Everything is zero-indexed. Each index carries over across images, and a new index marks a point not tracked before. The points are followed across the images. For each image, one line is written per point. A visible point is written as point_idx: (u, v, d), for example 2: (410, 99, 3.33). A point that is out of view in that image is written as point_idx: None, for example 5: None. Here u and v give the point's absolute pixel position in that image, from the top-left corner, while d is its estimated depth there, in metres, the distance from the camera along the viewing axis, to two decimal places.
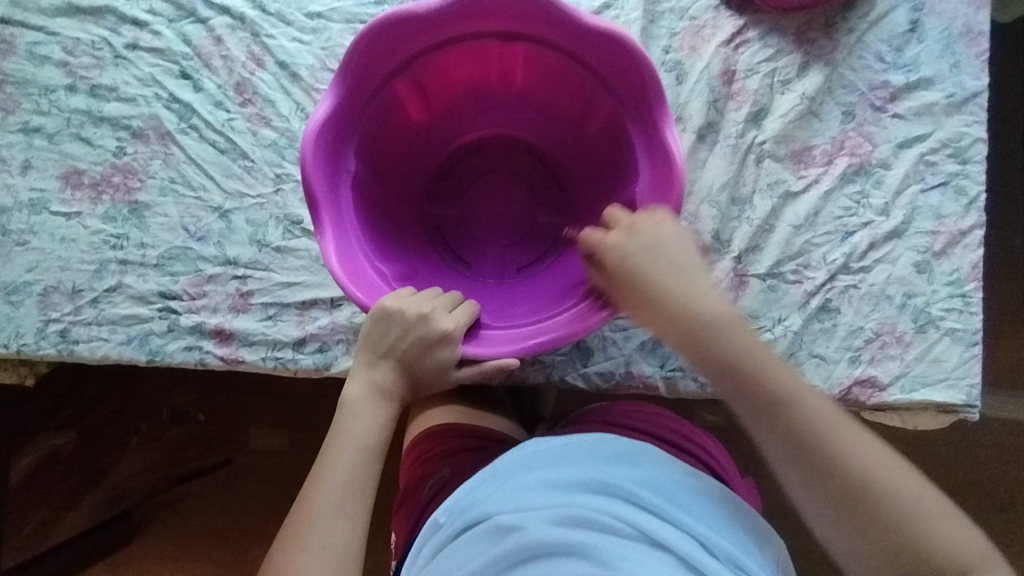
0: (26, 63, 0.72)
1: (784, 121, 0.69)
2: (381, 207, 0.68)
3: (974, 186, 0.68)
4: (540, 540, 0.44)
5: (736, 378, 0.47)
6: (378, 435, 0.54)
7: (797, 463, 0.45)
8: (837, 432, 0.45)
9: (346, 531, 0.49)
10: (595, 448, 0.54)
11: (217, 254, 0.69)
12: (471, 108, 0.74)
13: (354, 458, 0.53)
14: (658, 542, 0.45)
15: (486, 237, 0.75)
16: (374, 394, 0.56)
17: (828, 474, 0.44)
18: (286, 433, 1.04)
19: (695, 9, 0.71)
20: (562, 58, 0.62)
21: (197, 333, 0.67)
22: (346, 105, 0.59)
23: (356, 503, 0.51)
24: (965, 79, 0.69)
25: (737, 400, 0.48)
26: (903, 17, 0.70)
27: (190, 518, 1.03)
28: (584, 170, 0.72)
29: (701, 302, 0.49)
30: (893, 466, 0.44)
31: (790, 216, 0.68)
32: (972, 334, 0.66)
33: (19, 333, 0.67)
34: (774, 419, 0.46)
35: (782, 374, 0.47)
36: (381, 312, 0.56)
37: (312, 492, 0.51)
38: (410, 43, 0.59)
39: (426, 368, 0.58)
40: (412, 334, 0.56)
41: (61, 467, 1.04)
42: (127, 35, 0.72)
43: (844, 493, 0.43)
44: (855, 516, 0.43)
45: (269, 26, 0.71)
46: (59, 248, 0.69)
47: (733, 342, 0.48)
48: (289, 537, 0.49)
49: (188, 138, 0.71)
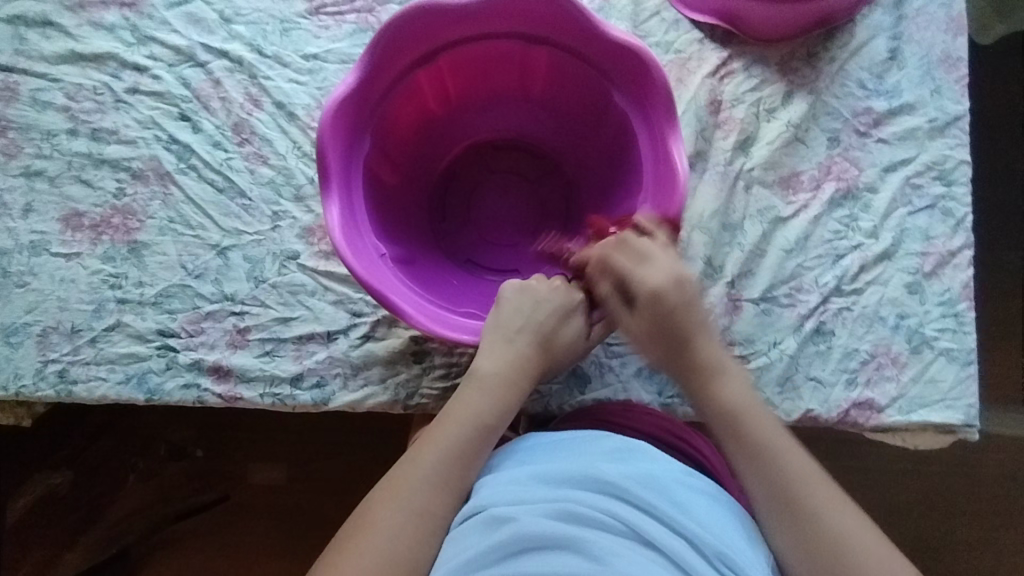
0: (29, 109, 0.73)
1: (770, 148, 0.71)
2: (399, 223, 0.70)
3: (961, 207, 0.69)
4: (533, 532, 0.48)
5: (730, 423, 0.56)
6: (495, 414, 0.57)
7: (768, 488, 0.53)
8: (805, 478, 0.53)
9: (441, 501, 0.53)
10: (596, 443, 0.56)
11: (215, 291, 0.69)
12: (448, 123, 0.76)
13: (466, 431, 0.56)
14: (649, 540, 0.49)
15: (511, 236, 0.76)
16: (507, 371, 0.59)
17: (801, 517, 0.52)
18: (285, 467, 1.03)
19: (680, 43, 0.73)
20: (522, 46, 0.65)
21: (195, 370, 0.67)
22: (344, 139, 0.60)
23: (452, 477, 0.54)
24: (947, 103, 0.70)
25: (732, 452, 0.55)
26: (883, 46, 0.72)
27: (187, 557, 1.03)
28: (573, 142, 0.75)
29: (702, 350, 0.58)
30: (859, 523, 0.51)
31: (781, 241, 0.69)
32: (967, 353, 0.66)
33: (18, 375, 0.67)
34: (754, 460, 0.54)
35: (772, 427, 0.55)
36: (517, 287, 0.61)
37: (418, 452, 0.55)
38: (402, 54, 0.62)
39: (563, 340, 0.61)
40: (550, 307, 0.60)
41: (52, 509, 1.00)
42: (127, 80, 0.74)
43: (812, 542, 0.51)
44: (823, 561, 0.50)
45: (266, 68, 0.73)
46: (59, 289, 0.70)
47: (738, 399, 0.56)
48: (390, 487, 0.54)
49: (187, 178, 0.72)
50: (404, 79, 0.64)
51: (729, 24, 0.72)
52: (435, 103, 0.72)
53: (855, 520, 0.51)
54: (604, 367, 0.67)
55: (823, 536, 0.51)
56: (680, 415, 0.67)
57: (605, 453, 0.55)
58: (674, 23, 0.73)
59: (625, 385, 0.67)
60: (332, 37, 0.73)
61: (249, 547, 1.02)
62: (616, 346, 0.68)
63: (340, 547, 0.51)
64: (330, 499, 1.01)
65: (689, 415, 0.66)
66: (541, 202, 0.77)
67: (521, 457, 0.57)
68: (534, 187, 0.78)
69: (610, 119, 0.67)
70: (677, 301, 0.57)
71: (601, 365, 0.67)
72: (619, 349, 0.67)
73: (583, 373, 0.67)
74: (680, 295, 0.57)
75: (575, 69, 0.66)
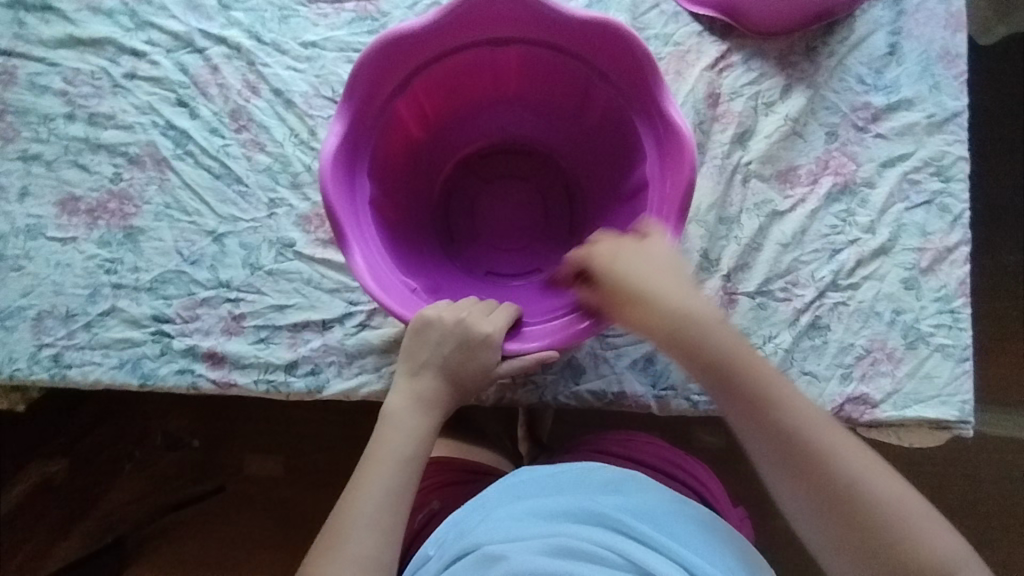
0: (26, 93, 0.73)
1: (768, 142, 0.71)
2: (409, 230, 0.70)
3: (958, 204, 0.69)
4: (527, 569, 0.47)
5: (725, 381, 0.51)
6: (416, 448, 0.55)
7: (779, 455, 0.49)
8: (813, 426, 0.49)
9: (381, 544, 0.51)
10: (590, 479, 0.57)
11: (210, 277, 0.69)
12: (440, 136, 0.74)
13: (388, 475, 0.53)
14: (646, 571, 0.48)
15: (520, 237, 0.77)
16: (418, 405, 0.57)
17: (817, 471, 0.48)
18: (281, 458, 1.03)
19: (679, 35, 0.73)
20: (526, 52, 0.64)
21: (189, 356, 0.67)
22: (349, 151, 0.59)
23: (390, 517, 0.52)
24: (945, 99, 0.70)
25: (733, 411, 0.51)
26: (882, 41, 0.72)
27: (182, 547, 1.02)
28: (567, 134, 0.75)
29: (691, 305, 0.52)
30: (872, 465, 0.48)
31: (777, 234, 0.69)
32: (962, 350, 0.66)
33: (12, 358, 0.67)
34: (758, 420, 0.50)
35: (765, 370, 0.51)
36: (417, 321, 0.57)
37: (350, 501, 0.52)
38: (405, 63, 0.61)
39: (470, 371, 0.58)
40: (452, 340, 0.57)
41: (51, 495, 1.03)
42: (125, 65, 0.74)
43: (829, 495, 0.48)
44: (840, 514, 0.47)
45: (264, 55, 0.73)
46: (54, 273, 0.70)
47: (727, 347, 0.51)
48: (326, 543, 0.51)
49: (183, 164, 0.72)
50: (409, 86, 0.63)
51: (729, 17, 0.72)
52: (428, 117, 0.70)
53: (868, 465, 0.48)
54: (599, 359, 0.67)
55: (832, 485, 0.48)
56: (673, 407, 0.66)
57: (598, 489, 0.56)
58: (673, 15, 0.73)
59: (619, 377, 0.67)
60: (331, 25, 0.73)
61: (245, 539, 1.01)
62: (611, 338, 0.68)
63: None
64: (324, 491, 1.01)
65: (682, 407, 0.66)
66: (543, 197, 0.78)
67: (511, 492, 0.57)
68: (532, 183, 0.78)
69: (611, 122, 0.67)
70: (645, 273, 0.53)
71: (596, 357, 0.67)
72: (614, 340, 0.67)
73: (577, 364, 0.67)
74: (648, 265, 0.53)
75: (569, 70, 0.65)
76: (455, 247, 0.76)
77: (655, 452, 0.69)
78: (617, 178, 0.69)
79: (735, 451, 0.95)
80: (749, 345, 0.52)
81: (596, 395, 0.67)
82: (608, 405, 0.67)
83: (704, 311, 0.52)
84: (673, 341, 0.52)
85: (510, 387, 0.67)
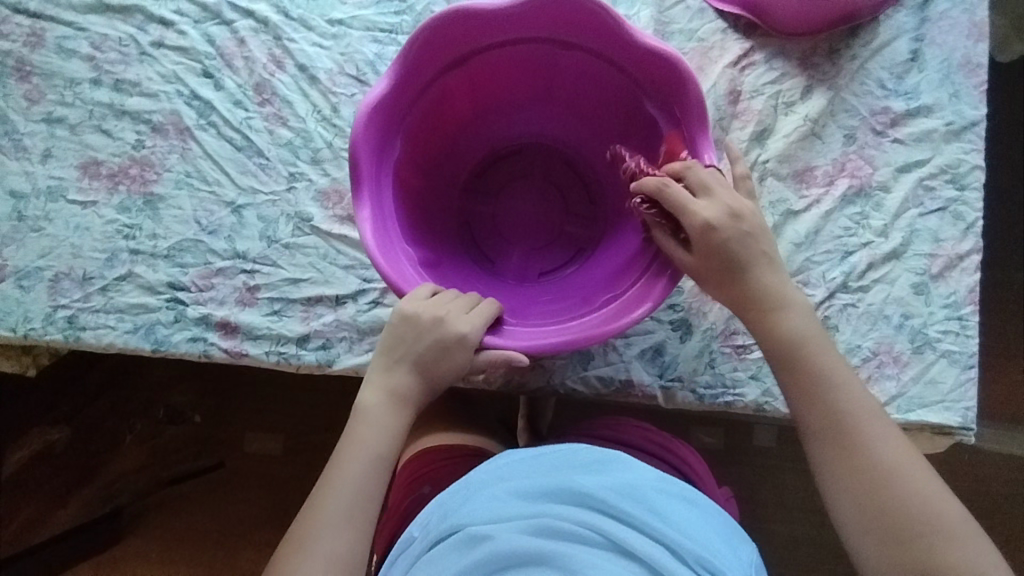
0: (53, 56, 0.74)
1: (786, 141, 0.71)
2: (433, 236, 0.69)
3: (972, 212, 0.69)
4: (510, 548, 0.48)
5: (788, 347, 0.55)
6: (394, 433, 0.57)
7: (821, 428, 0.54)
8: (861, 415, 0.53)
9: (352, 537, 0.53)
10: (574, 458, 0.57)
11: (227, 248, 0.70)
12: (447, 148, 0.74)
13: (360, 467, 0.55)
14: (627, 550, 0.49)
15: (554, 228, 0.76)
16: (391, 399, 0.58)
17: (849, 443, 0.53)
18: (282, 438, 1.04)
19: (703, 31, 0.73)
20: (527, 49, 0.64)
21: (203, 325, 0.68)
22: (373, 165, 0.58)
23: (367, 496, 0.55)
24: (964, 108, 0.71)
25: (784, 369, 0.56)
26: (905, 47, 0.72)
27: (180, 521, 1.03)
28: (558, 123, 0.75)
29: (761, 273, 0.56)
30: (902, 453, 0.52)
31: (791, 234, 0.70)
32: (969, 357, 0.67)
33: (27, 318, 0.68)
34: (811, 398, 0.54)
35: (832, 362, 0.55)
36: (399, 316, 0.57)
37: (331, 479, 0.55)
38: (417, 71, 0.61)
39: (445, 368, 0.57)
40: (428, 338, 0.56)
41: (54, 462, 1.05)
42: (153, 33, 0.74)
43: (862, 478, 0.52)
44: (867, 496, 0.51)
45: (291, 30, 0.74)
46: (73, 236, 0.70)
47: (793, 324, 0.55)
48: (308, 513, 0.54)
49: (206, 134, 0.72)
50: (420, 92, 0.63)
51: (753, 15, 0.73)
52: (432, 140, 0.70)
53: (892, 443, 0.53)
54: (608, 346, 0.68)
55: (865, 467, 0.52)
56: (679, 400, 0.67)
57: (583, 467, 0.56)
58: (698, 11, 0.74)
59: (627, 365, 0.67)
60: (358, 4, 0.73)
61: (241, 515, 1.02)
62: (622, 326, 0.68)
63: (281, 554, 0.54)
64: (324, 473, 1.02)
65: (688, 400, 0.67)
66: (555, 185, 0.78)
67: (497, 473, 0.57)
68: (540, 175, 0.78)
69: (617, 109, 0.67)
70: (735, 234, 0.54)
71: (606, 344, 0.68)
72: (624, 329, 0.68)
73: (586, 350, 0.68)
74: (736, 229, 0.54)
75: (571, 63, 0.66)
76: (496, 258, 0.75)
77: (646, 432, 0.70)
78: None
79: (733, 450, 0.96)
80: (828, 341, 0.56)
81: (603, 382, 0.67)
82: (614, 392, 0.67)
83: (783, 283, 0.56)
84: (745, 305, 0.56)
85: (517, 370, 0.68)
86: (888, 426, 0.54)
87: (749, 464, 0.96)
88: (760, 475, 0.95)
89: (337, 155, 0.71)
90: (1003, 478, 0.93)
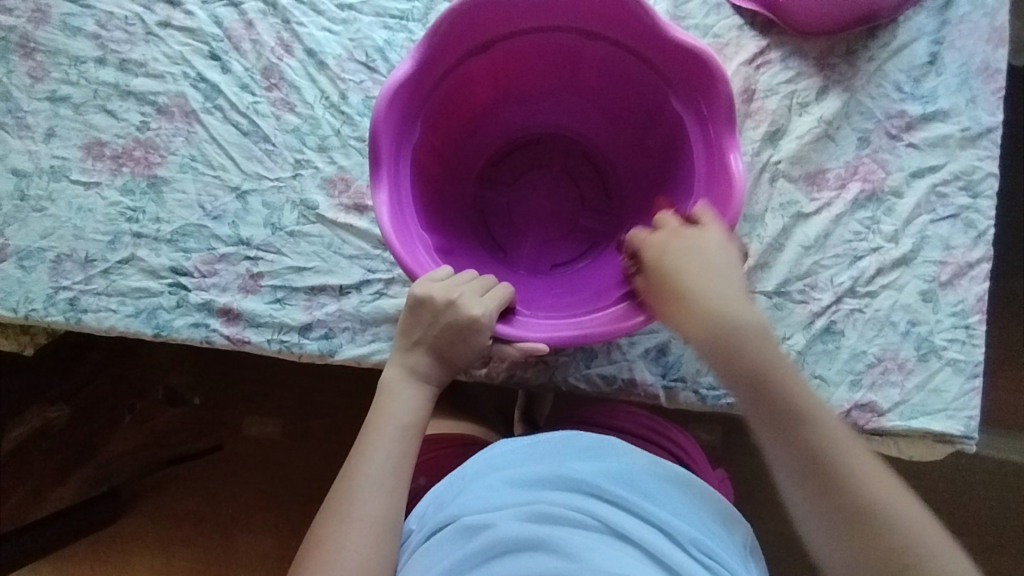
0: (58, 34, 0.73)
1: (800, 142, 0.70)
2: (449, 227, 0.68)
3: (984, 220, 0.69)
4: (508, 536, 0.47)
5: (754, 387, 0.49)
6: (415, 413, 0.55)
7: (801, 472, 0.47)
8: (840, 447, 0.47)
9: (386, 505, 0.51)
10: (566, 444, 0.57)
11: (231, 234, 0.69)
12: (466, 138, 0.72)
13: (388, 440, 0.54)
14: (622, 534, 0.49)
15: (568, 221, 0.76)
16: (409, 378, 0.57)
17: (833, 490, 0.46)
18: (281, 423, 1.04)
19: (719, 27, 0.72)
20: (552, 36, 0.63)
21: (205, 311, 0.67)
22: (392, 151, 0.57)
23: (395, 477, 0.53)
24: (981, 114, 0.70)
25: (754, 409, 0.49)
26: (923, 49, 0.71)
27: (177, 501, 1.03)
28: (579, 115, 0.74)
29: (732, 309, 0.50)
30: (887, 487, 0.46)
31: (800, 237, 0.69)
32: (973, 366, 0.66)
33: (29, 299, 0.67)
34: (785, 433, 0.48)
35: (800, 390, 0.49)
36: (411, 301, 0.56)
37: (355, 465, 0.53)
38: (442, 56, 0.59)
39: (461, 354, 0.56)
40: (445, 320, 0.55)
41: (53, 440, 1.05)
42: (160, 13, 0.73)
43: (846, 514, 0.46)
44: (861, 544, 0.45)
45: (300, 14, 0.72)
46: (75, 217, 0.70)
47: (759, 360, 0.49)
48: (334, 506, 0.51)
49: (212, 118, 0.71)
50: (444, 79, 0.62)
51: (770, 12, 0.71)
52: (452, 126, 0.68)
53: (875, 478, 0.47)
54: (613, 345, 0.67)
55: (852, 510, 0.46)
56: (681, 400, 0.67)
57: (577, 453, 0.56)
58: (715, 6, 0.72)
59: (631, 364, 0.67)
60: None
61: (237, 498, 1.02)
62: None
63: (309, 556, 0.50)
64: (322, 459, 1.02)
65: (690, 401, 0.67)
66: (572, 178, 0.76)
67: (490, 461, 0.57)
68: (557, 167, 0.77)
69: (640, 101, 0.66)
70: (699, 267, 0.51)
71: (611, 343, 0.67)
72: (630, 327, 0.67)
73: (590, 348, 0.68)
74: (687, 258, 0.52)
75: (596, 52, 0.64)
76: (509, 249, 0.74)
77: (641, 419, 0.70)
78: (650, 152, 0.69)
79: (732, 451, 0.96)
80: (781, 356, 0.50)
81: (606, 380, 0.67)
82: (617, 390, 0.67)
83: (743, 318, 0.50)
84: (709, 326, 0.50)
85: (521, 365, 0.68)
86: (867, 453, 0.48)
87: (746, 464, 0.96)
88: (757, 475, 0.95)
89: (344, 143, 0.71)
90: (1001, 486, 0.93)
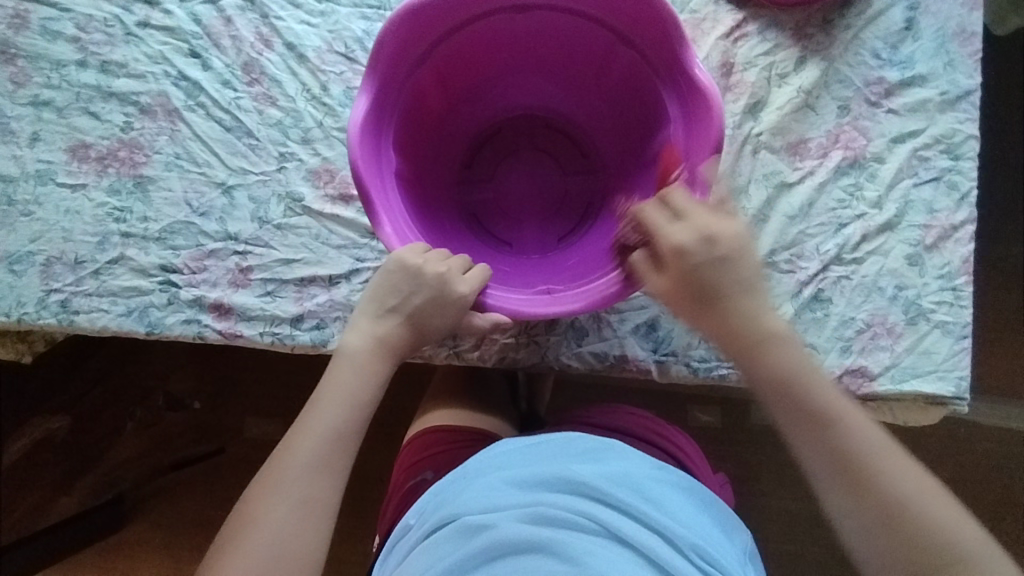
0: (39, 38, 0.73)
1: (780, 113, 0.71)
2: (443, 222, 0.68)
3: (966, 182, 0.69)
4: (508, 536, 0.46)
5: (729, 327, 0.52)
6: (368, 390, 0.56)
7: (804, 417, 0.50)
8: (834, 408, 0.49)
9: (324, 484, 0.53)
10: (570, 448, 0.56)
11: (219, 229, 0.70)
12: (440, 136, 0.72)
13: (336, 414, 0.55)
14: (623, 539, 0.47)
15: (559, 191, 0.76)
16: (378, 346, 0.57)
17: (841, 443, 0.48)
18: (281, 423, 1.04)
19: (696, 2, 0.73)
20: (505, 19, 0.63)
21: (196, 307, 0.68)
22: (373, 153, 0.57)
23: (332, 458, 0.53)
24: (959, 77, 0.70)
25: (740, 348, 0.52)
26: (899, 16, 0.71)
27: (180, 506, 1.03)
28: (538, 88, 0.73)
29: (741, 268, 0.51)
30: (893, 454, 0.48)
31: (784, 207, 0.69)
32: (962, 327, 0.67)
33: (20, 302, 0.68)
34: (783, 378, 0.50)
35: (776, 330, 0.52)
36: (391, 266, 0.56)
37: (296, 436, 0.54)
38: (404, 54, 0.59)
39: (437, 325, 0.58)
40: (427, 291, 0.56)
41: (56, 449, 1.05)
42: (138, 13, 0.73)
43: (847, 468, 0.48)
44: (861, 497, 0.47)
45: (278, 8, 0.73)
46: (63, 219, 0.70)
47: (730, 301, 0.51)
48: (267, 479, 0.53)
49: (194, 115, 0.72)
50: (410, 76, 0.61)
51: None
52: (425, 125, 0.68)
53: (875, 437, 0.49)
54: (603, 322, 0.68)
55: (856, 462, 0.48)
56: (674, 374, 0.67)
57: (578, 457, 0.55)
58: None
59: (622, 341, 0.68)
60: None
61: None
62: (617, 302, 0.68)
63: (229, 539, 0.51)
64: None
65: (682, 374, 0.67)
66: (547, 148, 0.77)
67: (493, 463, 0.57)
68: (529, 143, 0.77)
69: (601, 65, 0.66)
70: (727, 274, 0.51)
71: (600, 320, 0.68)
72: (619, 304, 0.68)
73: (580, 326, 0.68)
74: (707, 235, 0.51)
75: (549, 25, 0.64)
76: (514, 239, 0.73)
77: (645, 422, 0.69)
78: (617, 107, 0.70)
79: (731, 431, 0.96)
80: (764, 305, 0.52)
81: (598, 358, 0.67)
82: (609, 367, 0.68)
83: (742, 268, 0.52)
84: (736, 348, 0.52)
85: (512, 347, 0.68)
86: (871, 422, 0.50)
87: (745, 442, 0.96)
88: (757, 452, 0.96)
89: (327, 135, 0.71)
90: (999, 451, 0.93)
